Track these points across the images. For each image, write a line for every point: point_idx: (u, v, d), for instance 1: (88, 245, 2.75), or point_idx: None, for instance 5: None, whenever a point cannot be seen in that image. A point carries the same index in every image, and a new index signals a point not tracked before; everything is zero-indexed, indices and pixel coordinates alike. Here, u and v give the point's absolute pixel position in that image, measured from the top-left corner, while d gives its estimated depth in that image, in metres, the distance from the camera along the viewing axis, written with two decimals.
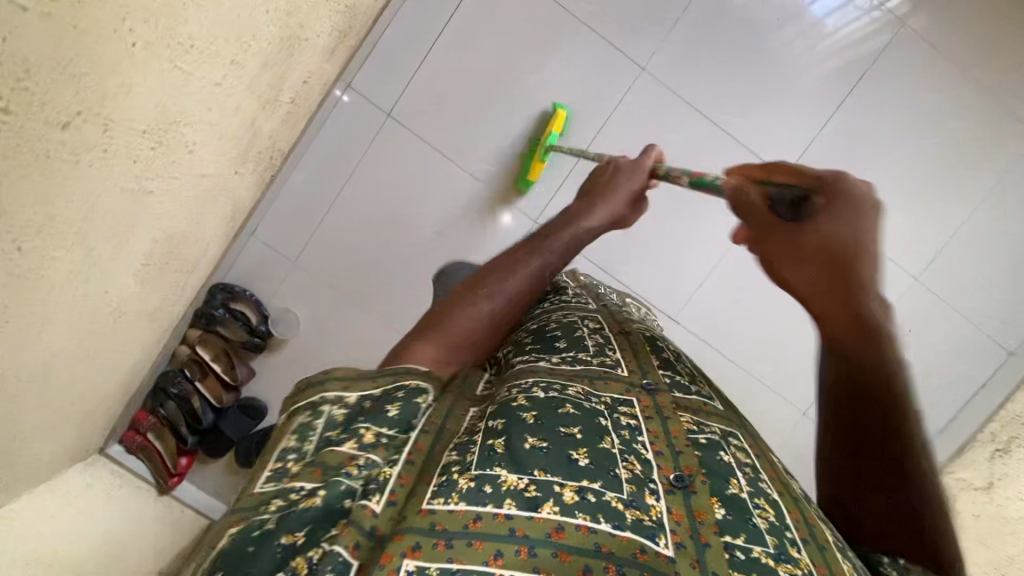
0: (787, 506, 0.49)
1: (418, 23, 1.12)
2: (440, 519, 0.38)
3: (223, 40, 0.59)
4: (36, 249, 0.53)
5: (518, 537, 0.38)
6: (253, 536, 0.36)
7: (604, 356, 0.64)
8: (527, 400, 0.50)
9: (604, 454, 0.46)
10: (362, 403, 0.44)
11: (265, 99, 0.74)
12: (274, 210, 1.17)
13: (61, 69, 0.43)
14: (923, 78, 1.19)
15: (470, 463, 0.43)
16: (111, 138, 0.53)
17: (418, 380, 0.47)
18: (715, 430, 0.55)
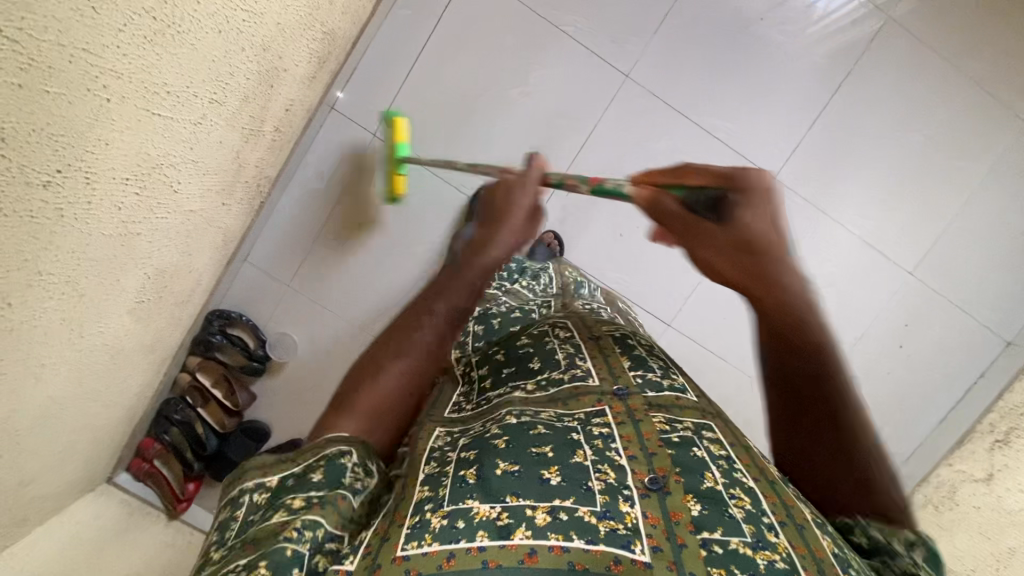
0: (763, 492, 0.49)
1: (398, 41, 1.12)
2: (414, 563, 0.40)
3: (202, 84, 0.60)
4: (26, 303, 0.53)
5: (490, 568, 0.39)
6: None
7: (575, 368, 0.65)
8: (500, 429, 0.53)
9: (577, 468, 0.48)
10: (284, 482, 0.46)
11: (249, 133, 0.75)
12: (263, 239, 1.18)
13: (38, 133, 0.43)
14: (909, 69, 1.19)
15: (443, 498, 0.45)
16: (94, 190, 0.54)
17: (338, 447, 0.48)
18: (688, 426, 0.56)
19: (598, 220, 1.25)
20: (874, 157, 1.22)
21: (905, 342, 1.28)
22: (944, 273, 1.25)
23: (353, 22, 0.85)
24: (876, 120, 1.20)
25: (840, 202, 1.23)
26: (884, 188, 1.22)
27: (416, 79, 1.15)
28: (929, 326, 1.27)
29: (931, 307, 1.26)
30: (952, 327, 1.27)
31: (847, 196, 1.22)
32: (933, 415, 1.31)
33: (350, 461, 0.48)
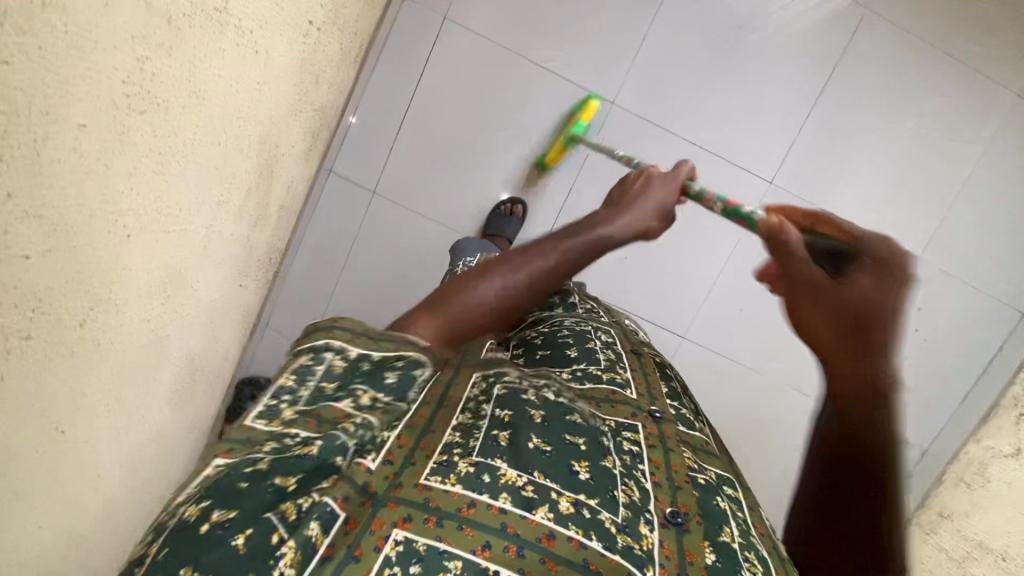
0: (775, 563, 0.58)
1: (386, 100, 1.18)
2: (433, 496, 0.45)
3: (208, 190, 0.62)
4: (78, 422, 0.57)
5: (510, 535, 0.45)
6: (246, 473, 0.40)
7: (613, 373, 0.78)
8: (538, 402, 0.60)
9: (603, 470, 0.56)
10: (361, 363, 0.48)
11: (256, 218, 0.78)
12: (284, 301, 1.27)
13: (67, 282, 0.46)
14: (898, 46, 1.18)
15: (471, 448, 0.50)
16: (126, 313, 0.57)
17: (419, 356, 0.50)
18: (712, 475, 0.67)
19: None
20: (872, 142, 1.21)
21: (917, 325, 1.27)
22: (954, 247, 1.24)
23: (341, 91, 0.87)
24: (870, 105, 1.19)
25: (839, 194, 1.22)
26: (885, 171, 1.22)
27: (404, 146, 1.21)
28: (943, 302, 1.27)
29: (942, 286, 1.26)
30: (962, 304, 1.27)
31: (848, 184, 1.22)
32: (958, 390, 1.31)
33: (422, 374, 0.50)
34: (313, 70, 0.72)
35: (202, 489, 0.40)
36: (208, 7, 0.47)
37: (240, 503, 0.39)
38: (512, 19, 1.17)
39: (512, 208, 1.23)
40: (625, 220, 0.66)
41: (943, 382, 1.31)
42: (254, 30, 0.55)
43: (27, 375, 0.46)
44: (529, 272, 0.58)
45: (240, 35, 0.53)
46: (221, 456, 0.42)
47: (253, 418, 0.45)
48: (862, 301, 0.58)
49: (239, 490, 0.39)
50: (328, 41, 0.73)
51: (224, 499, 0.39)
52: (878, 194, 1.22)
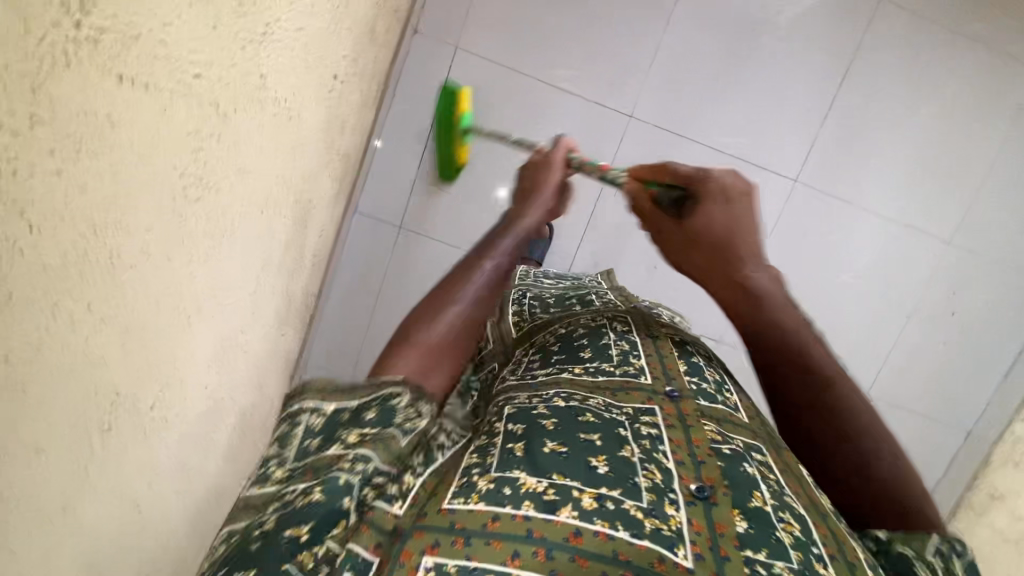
0: (814, 521, 0.50)
1: (403, 138, 1.21)
2: (459, 518, 0.41)
3: (252, 256, 0.62)
4: (154, 495, 0.58)
5: (536, 539, 0.40)
6: (256, 537, 0.41)
7: (627, 365, 0.68)
8: (549, 410, 0.55)
9: (624, 461, 0.49)
10: (340, 414, 0.49)
11: (294, 270, 0.79)
12: (321, 343, 1.30)
13: (140, 370, 0.47)
14: (912, 28, 1.16)
15: (490, 466, 0.46)
16: (188, 385, 0.58)
17: (391, 388, 0.50)
18: (739, 443, 0.57)
19: (633, 249, 1.43)
20: (890, 126, 1.19)
21: (953, 308, 1.25)
22: (982, 224, 1.22)
23: (363, 133, 0.87)
24: (887, 87, 1.18)
25: (861, 183, 1.22)
26: (906, 155, 1.21)
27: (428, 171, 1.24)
28: (976, 283, 1.24)
29: (972, 268, 1.24)
30: (999, 282, 1.24)
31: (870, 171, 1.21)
32: (1000, 371, 1.28)
33: (402, 401, 0.50)
34: (338, 119, 0.73)
35: (220, 563, 0.41)
36: (249, 86, 0.47)
37: (256, 562, 0.40)
38: (518, 35, 1.17)
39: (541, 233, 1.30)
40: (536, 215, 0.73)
41: (983, 364, 1.28)
42: (287, 98, 0.56)
43: (107, 464, 0.47)
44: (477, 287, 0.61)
45: (277, 104, 0.54)
46: (227, 533, 0.44)
47: (249, 489, 0.47)
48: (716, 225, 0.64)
49: (250, 552, 0.40)
50: (350, 90, 0.73)
51: (242, 562, 0.40)
52: (902, 179, 1.21)
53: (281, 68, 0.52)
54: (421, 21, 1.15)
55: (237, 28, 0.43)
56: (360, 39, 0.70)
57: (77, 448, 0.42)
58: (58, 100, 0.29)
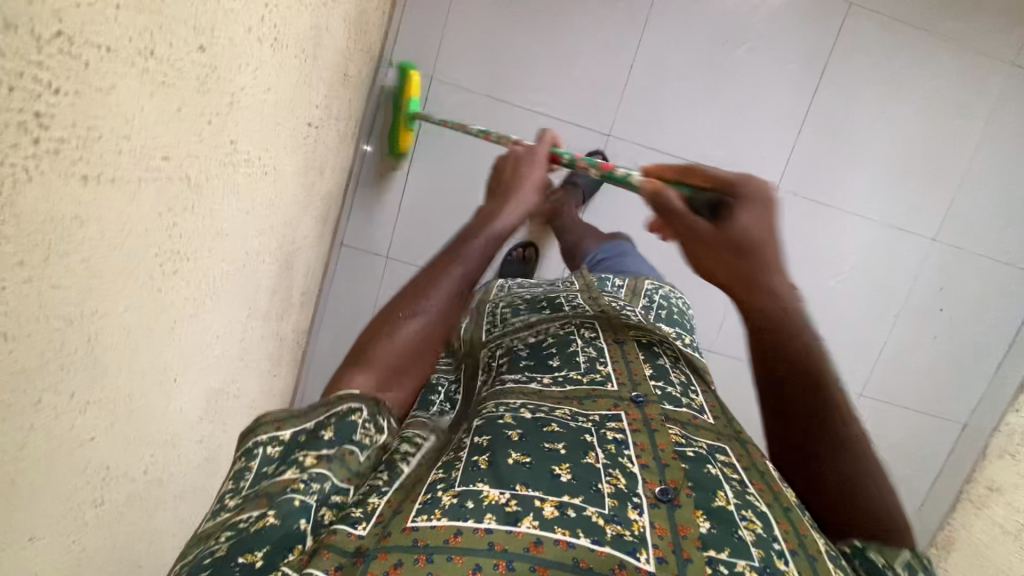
0: (776, 517, 0.49)
1: (386, 166, 1.22)
2: (421, 534, 0.41)
3: (236, 310, 0.63)
4: (155, 553, 0.59)
5: (497, 551, 0.40)
6: (205, 563, 0.39)
7: (594, 372, 0.67)
8: (515, 423, 0.55)
9: (586, 469, 0.49)
10: (297, 437, 0.47)
11: (282, 313, 0.79)
12: (314, 375, 1.29)
13: (129, 441, 0.48)
14: (887, 29, 1.15)
15: (454, 480, 0.47)
16: (180, 443, 0.59)
17: (352, 403, 0.47)
18: (703, 444, 0.57)
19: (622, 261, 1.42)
20: (873, 123, 1.18)
21: (942, 306, 1.24)
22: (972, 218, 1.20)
23: (343, 169, 0.88)
24: (868, 84, 1.17)
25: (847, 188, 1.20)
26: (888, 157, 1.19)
27: (411, 198, 1.25)
28: (970, 277, 1.22)
29: (964, 262, 1.22)
30: (993, 276, 1.22)
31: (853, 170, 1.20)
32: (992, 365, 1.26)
33: (362, 416, 0.47)
34: (315, 164, 0.73)
35: None
36: (219, 154, 0.48)
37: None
38: (495, 62, 1.17)
39: (522, 253, 1.29)
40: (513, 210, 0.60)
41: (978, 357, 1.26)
42: (260, 156, 0.56)
43: (103, 535, 0.48)
44: (443, 294, 0.53)
45: (250, 164, 0.54)
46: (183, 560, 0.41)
47: (205, 523, 0.44)
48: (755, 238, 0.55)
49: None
50: (326, 134, 0.74)
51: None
52: (888, 176, 1.19)
53: (250, 129, 0.52)
54: (394, 52, 1.16)
55: (202, 105, 0.43)
56: (332, 85, 0.70)
57: (72, 522, 0.43)
58: (23, 212, 0.29)
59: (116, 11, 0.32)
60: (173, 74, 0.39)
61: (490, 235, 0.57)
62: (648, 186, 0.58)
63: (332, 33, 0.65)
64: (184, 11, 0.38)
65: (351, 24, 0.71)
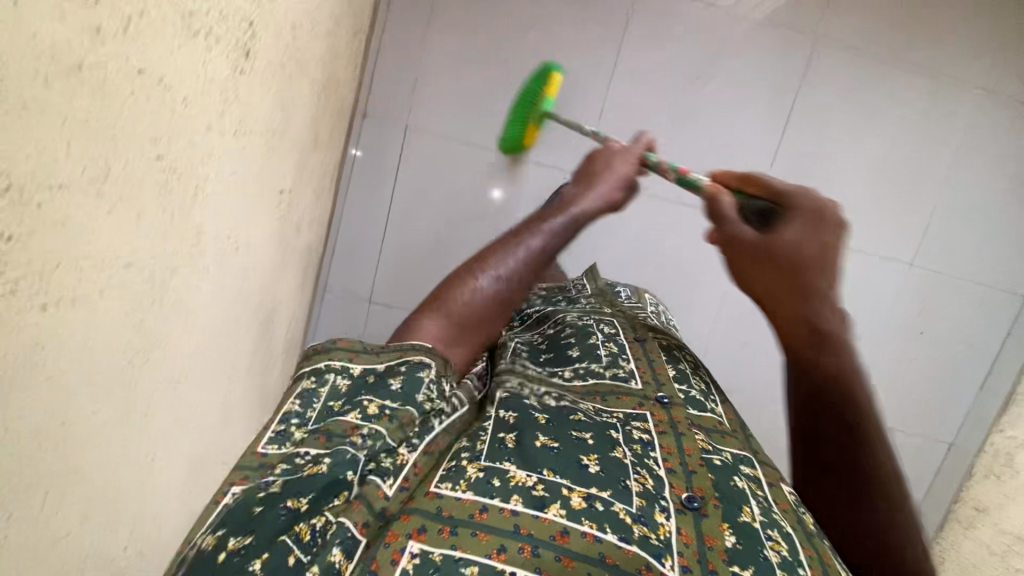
0: (800, 540, 0.49)
1: (370, 202, 1.11)
2: (447, 505, 0.42)
3: (216, 378, 0.65)
4: None
5: (523, 535, 0.40)
6: (259, 497, 0.41)
7: (617, 368, 0.69)
8: (545, 411, 0.56)
9: (614, 464, 0.50)
10: (368, 376, 0.50)
11: (265, 368, 0.81)
12: None
13: (111, 523, 0.50)
14: (867, 51, 1.02)
15: (480, 454, 0.47)
16: (165, 512, 0.60)
17: (420, 356, 0.52)
18: (727, 456, 0.58)
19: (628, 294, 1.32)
20: (866, 142, 1.05)
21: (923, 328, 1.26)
22: (973, 242, 1.07)
23: (322, 219, 0.90)
24: None
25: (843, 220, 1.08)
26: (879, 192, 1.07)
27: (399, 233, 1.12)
28: (967, 307, 1.10)
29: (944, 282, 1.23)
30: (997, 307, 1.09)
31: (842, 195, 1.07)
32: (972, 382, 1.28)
33: (429, 374, 0.51)
34: (291, 224, 0.75)
35: (219, 515, 0.40)
36: (185, 244, 0.50)
37: (257, 527, 0.39)
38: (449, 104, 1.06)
39: None
40: (600, 193, 0.66)
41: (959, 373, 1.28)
42: (228, 235, 0.58)
43: None
44: (513, 264, 0.59)
45: (218, 244, 0.56)
46: (239, 485, 0.42)
47: (265, 445, 0.46)
48: (805, 250, 0.58)
49: (253, 515, 0.40)
50: (300, 196, 0.76)
51: (239, 522, 0.39)
52: (878, 202, 1.06)
53: (216, 215, 0.54)
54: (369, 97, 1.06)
55: (166, 206, 0.45)
56: (303, 150, 0.72)
57: None
58: None
59: (67, 150, 0.34)
60: (131, 188, 0.41)
61: (569, 218, 0.64)
62: (707, 188, 0.64)
63: (300, 103, 0.67)
64: (139, 126, 0.40)
65: (320, 92, 0.72)
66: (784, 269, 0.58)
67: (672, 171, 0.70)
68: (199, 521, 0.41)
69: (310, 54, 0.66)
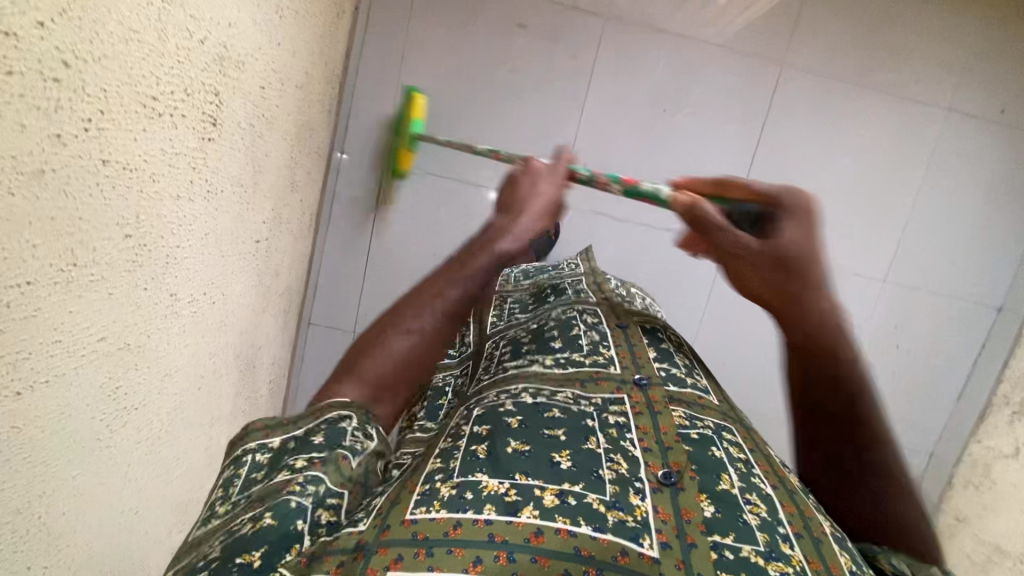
0: (780, 500, 0.42)
1: (349, 232, 1.07)
2: (423, 528, 0.33)
3: (199, 425, 0.67)
4: None
5: (497, 542, 0.33)
6: (201, 569, 0.32)
7: (596, 354, 0.59)
8: (513, 406, 0.48)
9: (587, 455, 0.42)
10: (286, 443, 0.39)
11: (249, 407, 0.83)
12: None
13: None
14: (836, 70, 1.03)
15: (453, 470, 0.39)
16: (151, 559, 0.62)
17: (340, 411, 0.41)
18: (709, 424, 0.50)
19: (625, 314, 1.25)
20: (836, 162, 1.06)
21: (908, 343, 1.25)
22: (944, 257, 1.09)
23: (301, 256, 0.91)
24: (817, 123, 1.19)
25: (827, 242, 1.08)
26: (855, 207, 1.08)
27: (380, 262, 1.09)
28: (942, 322, 1.11)
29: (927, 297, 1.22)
30: (969, 320, 1.11)
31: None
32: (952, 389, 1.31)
33: (352, 424, 0.40)
34: (270, 269, 0.78)
35: None
36: (160, 309, 0.52)
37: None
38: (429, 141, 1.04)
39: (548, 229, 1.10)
40: (525, 224, 0.52)
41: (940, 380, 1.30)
42: (205, 292, 0.60)
43: None
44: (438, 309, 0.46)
45: (193, 302, 0.58)
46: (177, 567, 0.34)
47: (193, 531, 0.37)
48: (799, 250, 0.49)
49: None
50: (278, 240, 0.78)
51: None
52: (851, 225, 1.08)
53: (191, 276, 0.56)
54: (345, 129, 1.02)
55: (138, 279, 0.48)
56: (280, 197, 0.75)
57: None
58: None
59: (33, 249, 0.36)
60: (101, 269, 0.43)
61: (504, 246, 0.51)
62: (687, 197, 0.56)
63: (273, 158, 0.69)
64: (108, 215, 0.42)
65: (292, 141, 0.75)
66: (770, 271, 0.50)
67: (613, 183, 0.63)
68: None
69: (281, 110, 0.69)
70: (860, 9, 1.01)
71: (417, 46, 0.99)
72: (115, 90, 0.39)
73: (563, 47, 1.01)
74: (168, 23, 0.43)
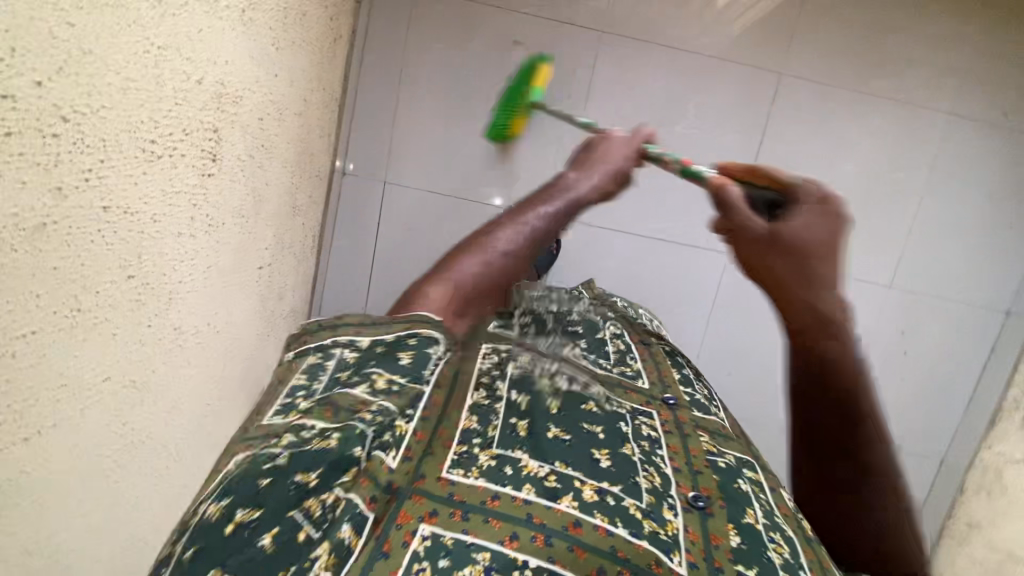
0: (801, 544, 0.43)
1: (352, 250, 1.08)
2: (459, 489, 0.36)
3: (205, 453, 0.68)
4: None
5: (536, 524, 0.35)
6: (264, 467, 0.32)
7: (623, 365, 0.62)
8: (551, 390, 0.50)
9: (626, 459, 0.44)
10: (375, 348, 0.39)
11: None
12: None
13: None
14: (836, 75, 1.03)
15: (492, 438, 0.41)
16: None
17: (432, 331, 0.40)
18: (732, 459, 0.51)
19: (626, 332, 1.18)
20: (839, 167, 1.06)
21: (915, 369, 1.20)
22: (950, 262, 1.09)
23: (304, 277, 0.92)
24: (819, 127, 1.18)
25: None
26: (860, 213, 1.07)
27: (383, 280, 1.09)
28: (949, 324, 1.10)
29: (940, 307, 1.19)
30: (976, 325, 1.11)
31: None
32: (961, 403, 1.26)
33: (438, 353, 0.40)
34: (272, 293, 0.78)
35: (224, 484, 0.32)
36: (164, 342, 0.53)
37: (264, 500, 0.31)
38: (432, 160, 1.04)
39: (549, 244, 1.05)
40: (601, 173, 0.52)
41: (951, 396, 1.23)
42: (209, 323, 0.61)
43: None
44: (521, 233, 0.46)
45: (198, 333, 0.59)
46: (242, 454, 0.34)
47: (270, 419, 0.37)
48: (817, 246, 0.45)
49: (258, 488, 0.31)
50: (281, 263, 0.79)
51: (247, 494, 0.31)
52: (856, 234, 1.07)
53: (194, 308, 0.57)
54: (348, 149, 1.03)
55: (142, 317, 0.48)
56: (281, 222, 0.76)
57: None
58: None
59: (37, 299, 0.37)
60: (105, 311, 0.44)
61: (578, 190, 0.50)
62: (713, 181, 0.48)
63: (272, 185, 0.70)
64: (109, 258, 0.43)
65: (292, 166, 0.75)
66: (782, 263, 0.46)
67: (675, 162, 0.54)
68: (202, 498, 0.33)
69: (280, 138, 0.70)
70: (858, 14, 1.00)
71: (417, 67, 1.00)
72: (114, 138, 0.40)
73: (561, 60, 1.01)
74: (165, 68, 0.44)
